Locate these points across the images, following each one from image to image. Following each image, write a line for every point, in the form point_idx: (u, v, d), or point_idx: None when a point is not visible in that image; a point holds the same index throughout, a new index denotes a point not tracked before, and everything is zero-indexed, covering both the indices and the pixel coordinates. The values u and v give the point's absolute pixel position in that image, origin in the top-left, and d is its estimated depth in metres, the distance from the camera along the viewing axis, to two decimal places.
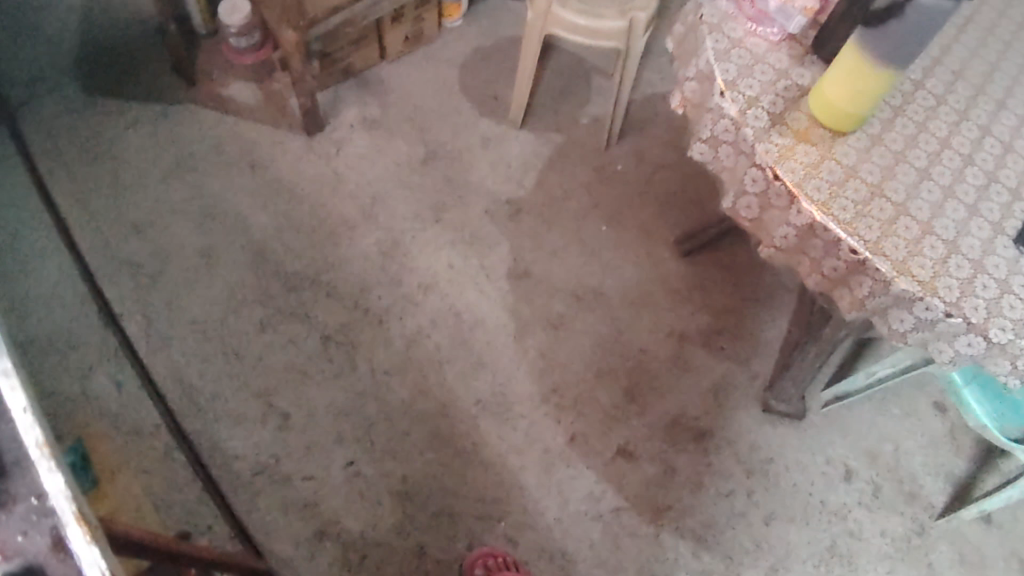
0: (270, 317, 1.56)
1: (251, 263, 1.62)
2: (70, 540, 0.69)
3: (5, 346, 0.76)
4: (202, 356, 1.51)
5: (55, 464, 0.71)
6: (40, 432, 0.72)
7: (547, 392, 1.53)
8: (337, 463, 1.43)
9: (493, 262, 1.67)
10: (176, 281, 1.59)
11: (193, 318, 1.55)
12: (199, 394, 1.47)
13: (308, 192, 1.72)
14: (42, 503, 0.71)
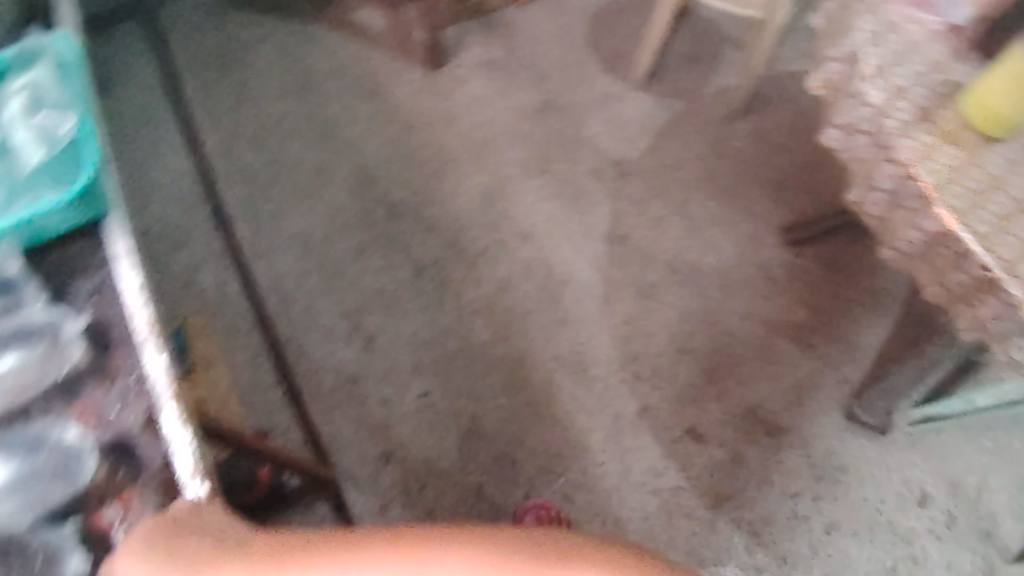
0: (368, 242, 1.60)
1: (358, 186, 1.66)
2: (163, 418, 0.74)
3: (131, 235, 0.85)
4: (301, 267, 1.57)
5: (161, 344, 0.77)
6: (150, 313, 0.79)
7: (625, 359, 1.52)
8: (411, 392, 1.47)
9: (592, 221, 1.65)
10: (287, 193, 1.64)
11: (296, 231, 1.60)
12: (294, 304, 1.53)
13: (422, 125, 1.74)
14: (142, 381, 0.76)
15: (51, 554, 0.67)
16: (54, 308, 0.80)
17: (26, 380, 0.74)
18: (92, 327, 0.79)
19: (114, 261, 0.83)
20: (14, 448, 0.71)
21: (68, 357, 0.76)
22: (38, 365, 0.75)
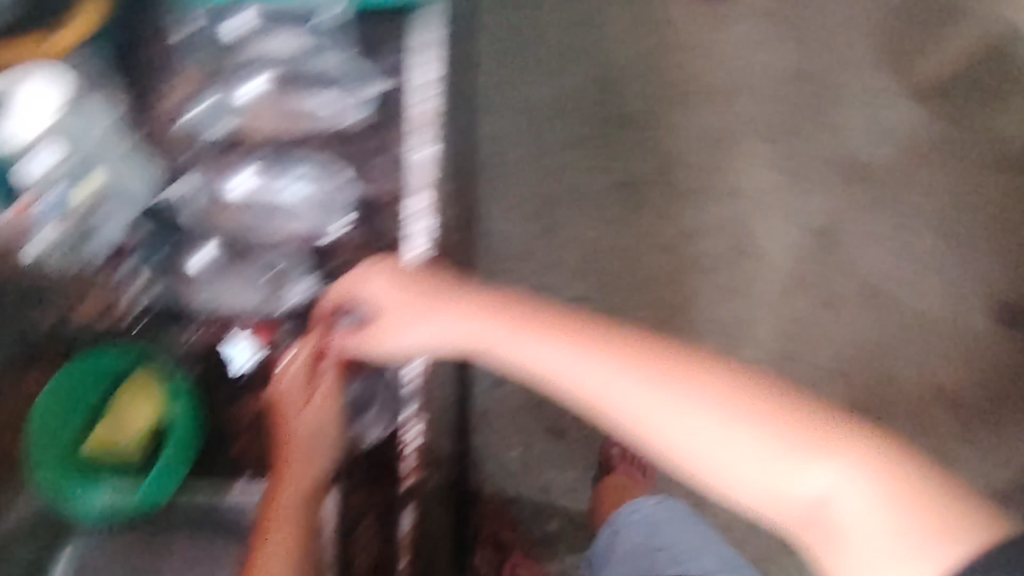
0: (578, 137, 1.55)
1: (590, 78, 1.58)
2: (413, 201, 0.87)
3: (440, 32, 0.94)
4: (515, 135, 1.55)
5: (433, 137, 0.90)
6: (432, 107, 0.91)
7: (779, 356, 1.42)
8: (568, 293, 1.46)
9: (806, 207, 1.51)
10: (528, 58, 1.60)
11: (520, 99, 1.57)
12: (495, 167, 1.53)
13: (674, 39, 1.60)
14: (405, 158, 0.89)
15: (287, 273, 0.84)
16: (350, 70, 0.91)
17: (305, 120, 0.89)
18: (383, 95, 0.91)
19: (417, 48, 0.93)
20: (287, 177, 0.87)
21: (342, 119, 0.89)
22: (319, 114, 0.89)
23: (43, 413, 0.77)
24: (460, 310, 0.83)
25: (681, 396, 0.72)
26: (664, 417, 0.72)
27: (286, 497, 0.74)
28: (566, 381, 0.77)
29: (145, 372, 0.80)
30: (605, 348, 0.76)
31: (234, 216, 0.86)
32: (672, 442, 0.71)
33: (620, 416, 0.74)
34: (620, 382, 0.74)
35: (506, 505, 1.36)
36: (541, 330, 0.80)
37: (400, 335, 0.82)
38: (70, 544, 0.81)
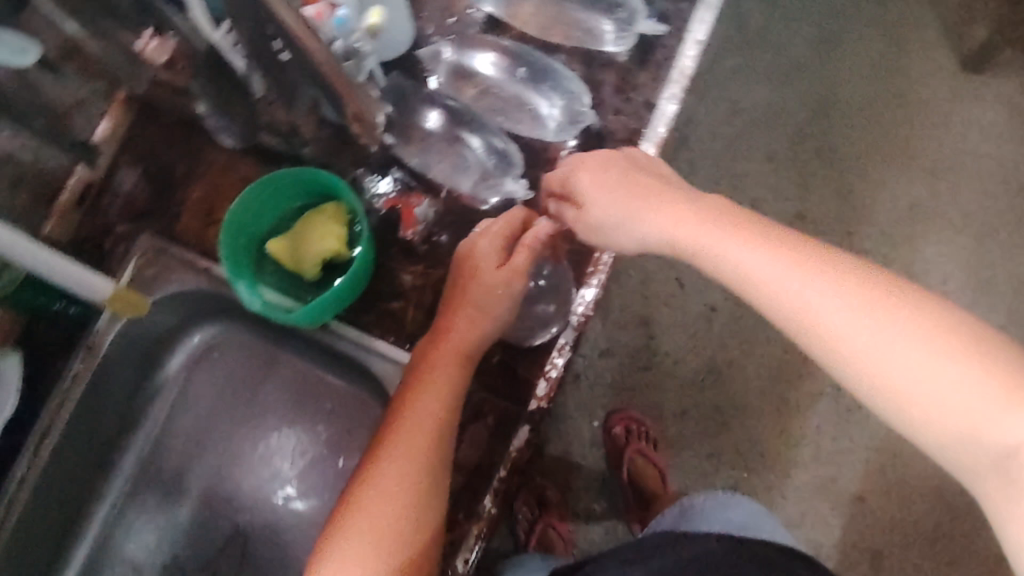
0: (775, 126, 1.33)
1: (815, 65, 1.34)
2: (638, 148, 0.85)
3: None
4: (714, 107, 1.32)
5: (680, 95, 0.86)
6: (691, 66, 0.86)
7: (888, 445, 1.26)
8: (695, 291, 1.28)
9: (987, 311, 1.30)
10: (765, 28, 1.34)
11: (730, 55, 1.34)
12: (680, 135, 1.32)
13: (929, 65, 1.35)
14: (648, 105, 0.86)
15: (501, 170, 0.84)
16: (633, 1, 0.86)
17: (571, 34, 0.87)
18: (647, 35, 0.86)
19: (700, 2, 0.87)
20: (534, 79, 0.86)
21: (600, 43, 0.86)
22: (584, 34, 0.87)
23: (245, 202, 0.80)
24: (661, 196, 0.60)
25: (896, 317, 0.44)
26: (869, 337, 0.45)
27: (438, 370, 0.71)
28: (761, 287, 0.49)
29: (347, 203, 0.82)
30: (799, 248, 0.49)
31: (473, 97, 0.87)
32: (874, 369, 0.44)
33: (812, 331, 0.47)
34: (807, 286, 0.47)
35: (556, 471, 1.23)
36: (739, 221, 0.54)
37: (601, 218, 0.64)
38: (200, 330, 0.92)
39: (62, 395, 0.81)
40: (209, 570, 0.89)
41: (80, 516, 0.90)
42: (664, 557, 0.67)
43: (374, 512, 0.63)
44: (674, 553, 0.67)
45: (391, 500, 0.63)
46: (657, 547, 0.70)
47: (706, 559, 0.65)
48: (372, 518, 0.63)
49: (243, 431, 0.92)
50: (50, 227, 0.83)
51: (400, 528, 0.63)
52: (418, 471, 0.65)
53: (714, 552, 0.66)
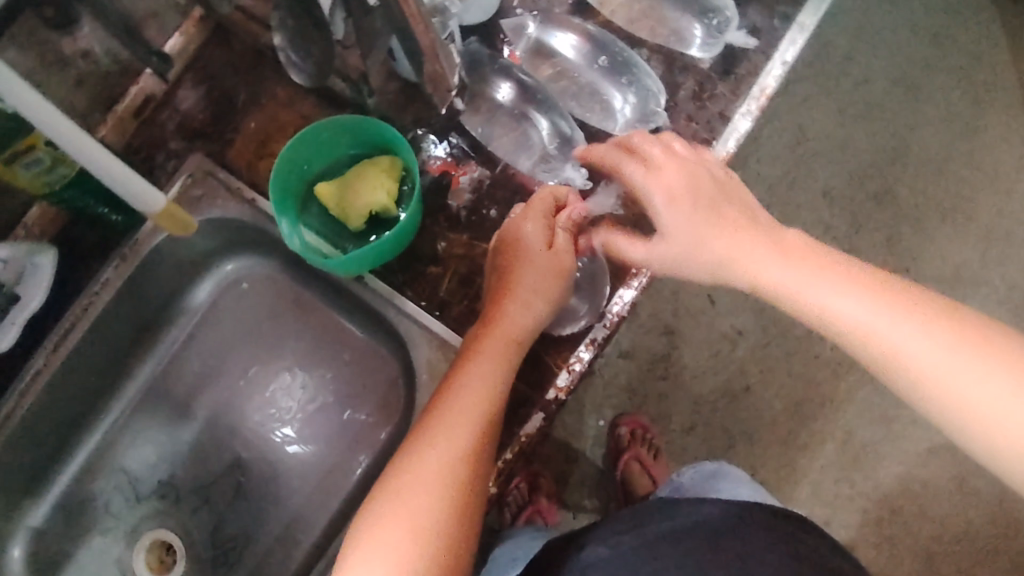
0: (839, 161, 1.30)
1: (891, 107, 1.31)
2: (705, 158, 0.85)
3: (819, 15, 0.87)
4: (780, 131, 1.30)
5: (755, 113, 0.85)
6: (772, 85, 0.86)
7: (891, 500, 1.24)
8: (726, 309, 1.27)
9: None
10: (846, 60, 1.31)
11: (807, 81, 1.31)
12: (741, 152, 1.29)
13: (1007, 128, 1.32)
14: (722, 118, 0.86)
15: (562, 155, 0.83)
16: (728, 9, 0.86)
17: (657, 31, 0.87)
18: (735, 47, 0.87)
19: (792, 25, 0.87)
20: (613, 70, 0.85)
21: (686, 44, 0.87)
22: (671, 34, 0.87)
23: (298, 143, 0.79)
24: (740, 225, 0.62)
25: (986, 354, 0.46)
26: (952, 373, 0.47)
27: (487, 355, 0.70)
28: (849, 332, 0.52)
29: (403, 160, 0.81)
30: (883, 291, 0.51)
31: (548, 77, 0.87)
32: (966, 407, 0.46)
33: (904, 372, 0.49)
34: (898, 328, 0.49)
35: (554, 462, 1.23)
36: (819, 263, 0.55)
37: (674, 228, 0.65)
38: (233, 261, 0.92)
39: (90, 299, 0.81)
40: (203, 495, 0.90)
41: (88, 420, 0.90)
42: (660, 519, 0.67)
43: (416, 479, 0.60)
44: (667, 512, 0.67)
45: (434, 471, 0.60)
46: (655, 507, 0.69)
47: (699, 518, 0.65)
48: (412, 488, 0.59)
49: (257, 364, 0.92)
50: (106, 132, 0.83)
51: (442, 501, 0.59)
52: (463, 447, 0.63)
53: (710, 510, 0.66)
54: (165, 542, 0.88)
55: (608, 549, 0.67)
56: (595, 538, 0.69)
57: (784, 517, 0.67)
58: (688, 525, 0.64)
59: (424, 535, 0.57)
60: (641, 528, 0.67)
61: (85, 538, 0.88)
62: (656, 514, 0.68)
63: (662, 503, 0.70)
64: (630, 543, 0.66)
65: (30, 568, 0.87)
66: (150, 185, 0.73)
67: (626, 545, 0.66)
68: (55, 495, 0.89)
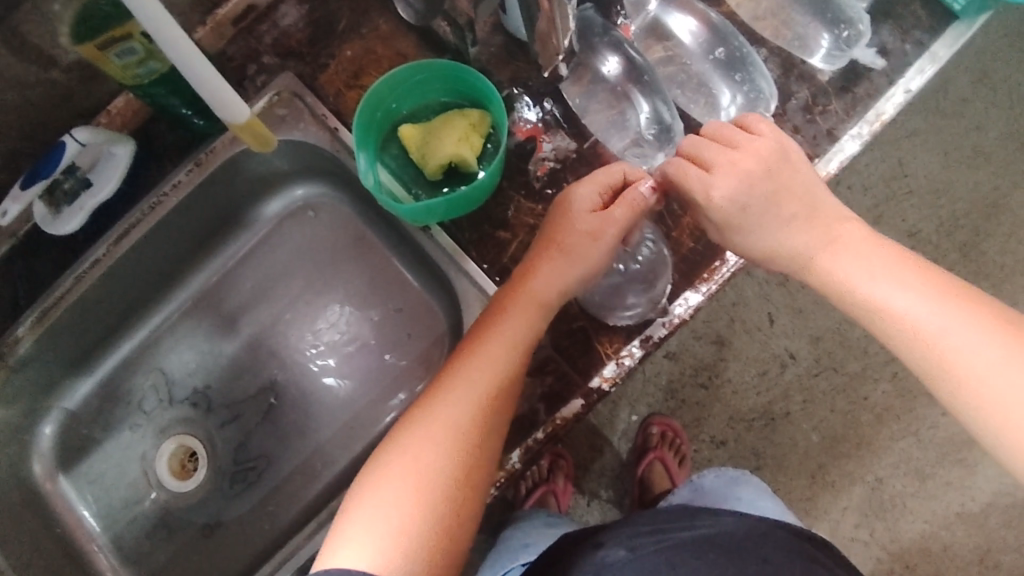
0: (935, 203, 1.24)
1: (1003, 159, 1.24)
2: None
3: (954, 49, 0.83)
4: (878, 162, 1.24)
5: (865, 137, 0.81)
6: (889, 112, 0.81)
7: (909, 554, 1.20)
8: (784, 326, 1.23)
9: None
10: (962, 102, 1.24)
11: (920, 115, 1.24)
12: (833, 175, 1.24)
13: None
14: (830, 135, 0.82)
15: (656, 143, 0.80)
16: (861, 23, 0.82)
17: (781, 33, 0.84)
18: (859, 64, 0.82)
19: (923, 55, 0.82)
20: (727, 65, 0.81)
21: (808, 50, 0.83)
22: (795, 39, 0.84)
23: (393, 78, 0.77)
24: (802, 207, 0.63)
25: (985, 326, 0.51)
26: (957, 344, 0.51)
27: (513, 317, 0.65)
28: (907, 331, 0.54)
29: (492, 117, 0.79)
30: (936, 288, 0.54)
31: (658, 59, 0.83)
32: (960, 373, 0.50)
33: (933, 357, 0.52)
34: (931, 314, 0.53)
35: (578, 443, 1.21)
36: (890, 260, 0.58)
37: (750, 229, 0.64)
38: (303, 188, 0.91)
39: (158, 199, 0.81)
40: (234, 411, 0.90)
41: (135, 316, 0.91)
42: (680, 528, 0.65)
43: (425, 437, 0.57)
44: (688, 523, 0.65)
45: (442, 433, 0.57)
46: (677, 513, 0.68)
47: (723, 530, 0.63)
48: (417, 449, 0.56)
49: (306, 292, 0.91)
50: (202, 35, 0.82)
51: (450, 464, 0.56)
52: (477, 412, 0.59)
53: (733, 526, 0.64)
54: (190, 448, 0.90)
55: (626, 552, 0.63)
56: (613, 540, 0.66)
57: (808, 538, 0.65)
58: (710, 535, 0.62)
59: (425, 496, 0.54)
60: (661, 534, 0.64)
61: (113, 430, 0.90)
62: (676, 523, 0.66)
63: (681, 512, 0.68)
64: (652, 546, 0.62)
65: (56, 447, 0.89)
66: (235, 97, 0.70)
67: (646, 549, 0.62)
68: (92, 383, 0.90)
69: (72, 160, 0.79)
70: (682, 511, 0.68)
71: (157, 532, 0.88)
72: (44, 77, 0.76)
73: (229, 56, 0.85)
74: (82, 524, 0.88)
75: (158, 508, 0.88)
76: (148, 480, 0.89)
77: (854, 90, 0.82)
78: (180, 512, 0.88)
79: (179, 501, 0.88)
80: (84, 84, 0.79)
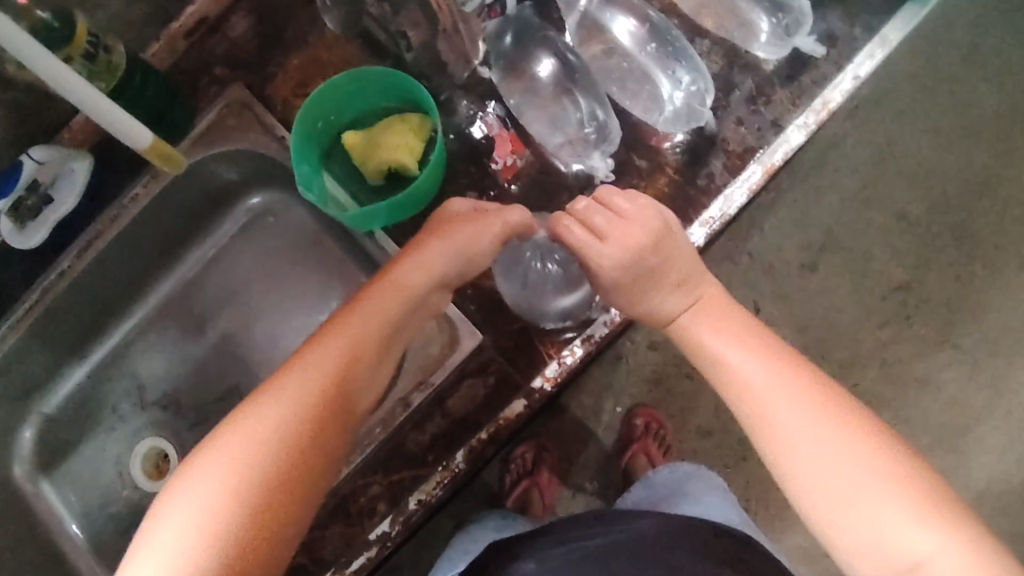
0: (925, 184, 1.19)
1: (995, 138, 1.19)
2: (747, 170, 0.80)
3: (905, 31, 0.80)
4: (865, 143, 1.20)
5: (811, 126, 0.80)
6: (836, 99, 0.80)
7: None
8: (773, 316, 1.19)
9: None
10: (952, 79, 1.20)
11: (908, 93, 1.20)
12: (818, 159, 1.20)
13: None
14: (776, 127, 0.81)
15: (595, 141, 0.80)
16: (801, 10, 0.80)
17: (723, 23, 0.81)
18: (802, 52, 0.81)
19: (871, 39, 0.81)
20: (666, 58, 0.81)
21: (751, 41, 0.80)
22: (737, 28, 0.81)
23: (330, 89, 0.78)
24: (678, 276, 0.67)
25: (803, 395, 0.57)
26: (778, 407, 0.57)
27: (371, 306, 0.62)
28: (741, 389, 0.60)
29: (432, 121, 0.79)
30: (771, 356, 0.61)
31: (596, 56, 0.81)
32: (775, 433, 0.57)
33: (756, 415, 0.58)
34: (762, 378, 0.59)
35: (569, 436, 1.20)
36: (742, 329, 0.64)
37: (633, 294, 0.68)
38: (262, 194, 0.93)
39: (118, 212, 0.83)
40: (202, 413, 0.93)
41: (107, 323, 0.94)
42: (587, 535, 0.65)
43: (256, 427, 0.53)
44: (597, 528, 0.66)
45: (271, 418, 0.54)
46: (593, 517, 0.68)
47: (631, 535, 0.64)
48: (237, 437, 0.53)
49: (268, 296, 0.93)
50: (157, 50, 0.83)
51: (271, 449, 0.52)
52: (311, 394, 0.56)
53: (645, 525, 0.65)
54: (161, 450, 0.93)
55: (535, 565, 0.64)
56: (528, 550, 0.66)
57: (735, 538, 0.66)
58: (615, 542, 0.64)
59: (240, 486, 0.50)
60: (569, 543, 0.65)
61: (90, 433, 0.94)
62: (586, 527, 0.67)
63: (596, 515, 0.68)
64: (559, 558, 0.63)
65: (38, 449, 0.93)
66: (139, 124, 0.72)
67: (552, 561, 0.64)
68: (69, 389, 0.94)
69: (33, 177, 0.80)
70: (602, 515, 0.69)
71: (132, 530, 0.92)
72: (3, 98, 0.78)
73: (181, 70, 0.86)
74: (62, 522, 0.92)
75: (132, 506, 0.92)
76: (123, 481, 0.93)
77: (800, 79, 0.81)
78: None
79: (152, 501, 0.92)
80: (43, 103, 0.82)
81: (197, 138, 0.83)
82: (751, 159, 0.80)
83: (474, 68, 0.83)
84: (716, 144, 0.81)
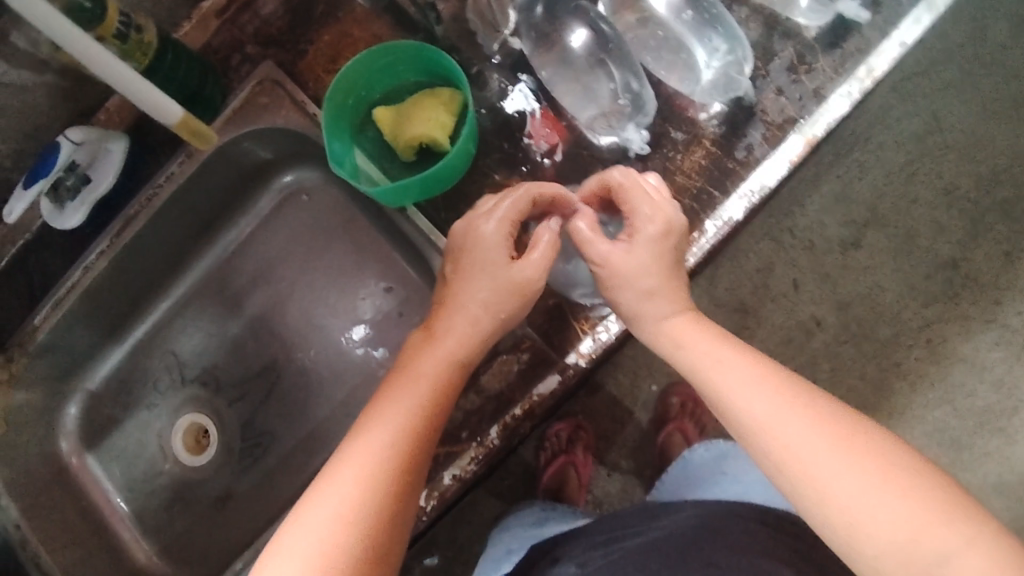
0: (975, 158, 1.15)
1: None
2: (787, 142, 0.77)
3: None
4: (911, 116, 1.15)
5: (855, 97, 0.76)
6: (880, 69, 0.76)
7: None
8: (814, 293, 1.16)
9: None
10: (1005, 50, 1.14)
11: (959, 62, 1.15)
12: (861, 132, 1.16)
13: None
14: (817, 97, 0.78)
15: (628, 113, 0.79)
16: None
17: None
18: (845, 18, 0.78)
19: (919, 5, 0.77)
20: (700, 26, 0.80)
21: (791, 7, 0.79)
22: None
23: (361, 63, 0.77)
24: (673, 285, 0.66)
25: (799, 408, 0.54)
26: (778, 422, 0.54)
27: (451, 342, 0.66)
28: (738, 408, 0.57)
29: (462, 94, 0.77)
30: (765, 373, 0.58)
31: (630, 24, 0.82)
32: (778, 444, 0.53)
33: (758, 435, 0.55)
34: (757, 398, 0.56)
35: (601, 415, 1.19)
36: (730, 348, 0.61)
37: (620, 289, 0.67)
38: (295, 171, 0.93)
39: (154, 189, 0.84)
40: (240, 390, 0.94)
41: (147, 301, 0.96)
42: (632, 534, 0.66)
43: (364, 455, 0.57)
44: (642, 528, 0.67)
45: (380, 452, 0.57)
46: (635, 518, 0.69)
47: (674, 534, 0.63)
48: (345, 470, 0.56)
49: (304, 274, 0.94)
50: (188, 29, 0.85)
51: (383, 481, 0.56)
52: (407, 430, 0.59)
53: (687, 523, 0.64)
54: (202, 426, 0.95)
55: (579, 568, 0.65)
56: (568, 554, 0.67)
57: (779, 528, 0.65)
58: (659, 543, 0.63)
59: (360, 515, 0.53)
60: (612, 545, 0.66)
61: (133, 409, 0.96)
62: (631, 530, 0.67)
63: (640, 516, 0.69)
64: (600, 560, 0.64)
65: (83, 425, 0.95)
66: (169, 100, 0.72)
67: (594, 564, 0.64)
68: (111, 366, 0.96)
69: (72, 158, 0.82)
70: (645, 513, 0.69)
71: (175, 503, 0.94)
72: (41, 79, 0.79)
73: (214, 48, 0.86)
74: (107, 495, 0.95)
75: (175, 480, 0.94)
76: (165, 456, 0.95)
77: (843, 47, 0.78)
78: (194, 484, 0.93)
79: (193, 475, 0.94)
80: (81, 85, 0.83)
81: (231, 117, 0.84)
82: (794, 131, 0.77)
83: (504, 39, 0.82)
84: (751, 115, 0.78)
